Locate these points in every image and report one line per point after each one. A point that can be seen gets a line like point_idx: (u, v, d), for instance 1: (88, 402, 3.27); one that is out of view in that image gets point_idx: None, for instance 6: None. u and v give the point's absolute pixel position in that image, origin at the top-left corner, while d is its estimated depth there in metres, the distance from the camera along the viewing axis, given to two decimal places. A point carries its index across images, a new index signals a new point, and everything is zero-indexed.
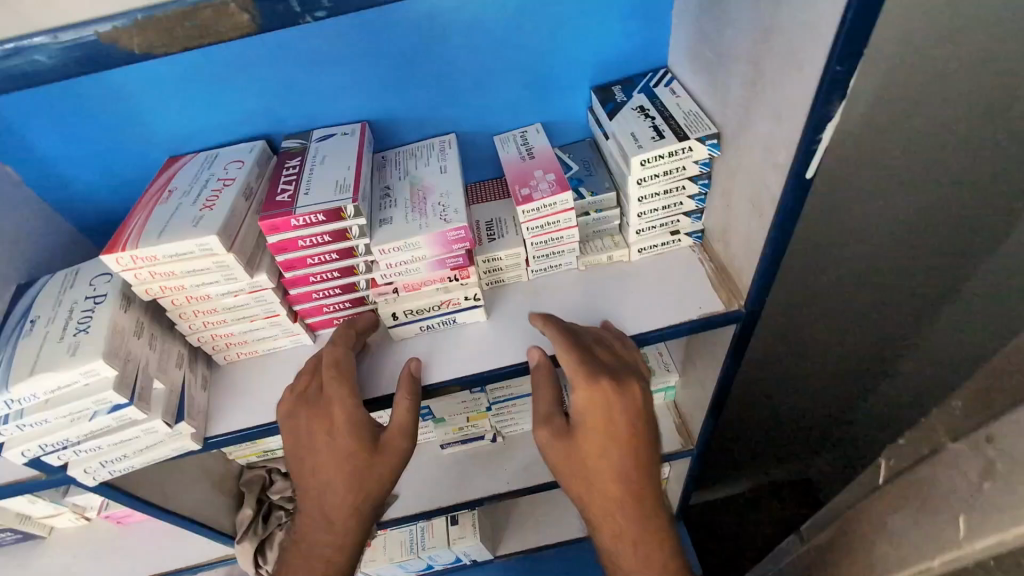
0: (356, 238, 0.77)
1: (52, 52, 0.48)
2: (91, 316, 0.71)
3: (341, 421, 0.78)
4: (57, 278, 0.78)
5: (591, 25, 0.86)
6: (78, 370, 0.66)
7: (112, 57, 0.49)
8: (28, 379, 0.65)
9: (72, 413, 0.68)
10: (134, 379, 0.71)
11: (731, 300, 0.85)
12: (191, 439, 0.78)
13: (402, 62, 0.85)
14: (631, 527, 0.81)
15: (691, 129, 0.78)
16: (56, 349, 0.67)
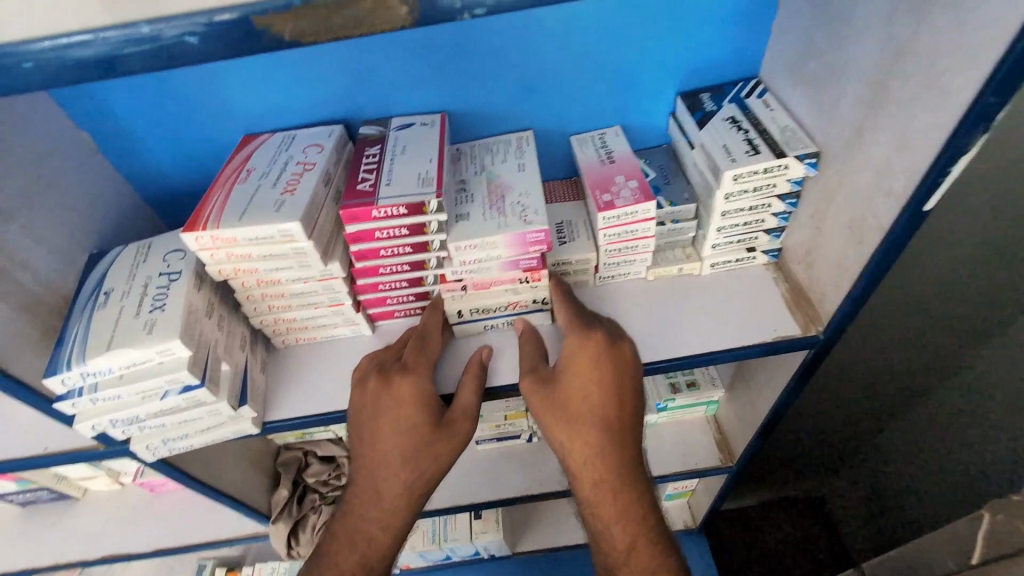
0: (433, 234, 0.74)
1: (193, 35, 0.38)
2: (166, 293, 0.70)
3: (413, 396, 0.78)
4: (129, 251, 0.77)
5: (688, 29, 0.83)
6: (155, 348, 0.65)
7: (259, 45, 0.39)
8: (105, 354, 0.64)
9: (144, 391, 0.67)
10: (205, 360, 0.70)
11: (809, 325, 0.82)
12: (251, 423, 0.78)
13: (490, 55, 0.82)
14: (615, 498, 0.78)
15: (789, 146, 0.75)
16: (133, 325, 0.66)
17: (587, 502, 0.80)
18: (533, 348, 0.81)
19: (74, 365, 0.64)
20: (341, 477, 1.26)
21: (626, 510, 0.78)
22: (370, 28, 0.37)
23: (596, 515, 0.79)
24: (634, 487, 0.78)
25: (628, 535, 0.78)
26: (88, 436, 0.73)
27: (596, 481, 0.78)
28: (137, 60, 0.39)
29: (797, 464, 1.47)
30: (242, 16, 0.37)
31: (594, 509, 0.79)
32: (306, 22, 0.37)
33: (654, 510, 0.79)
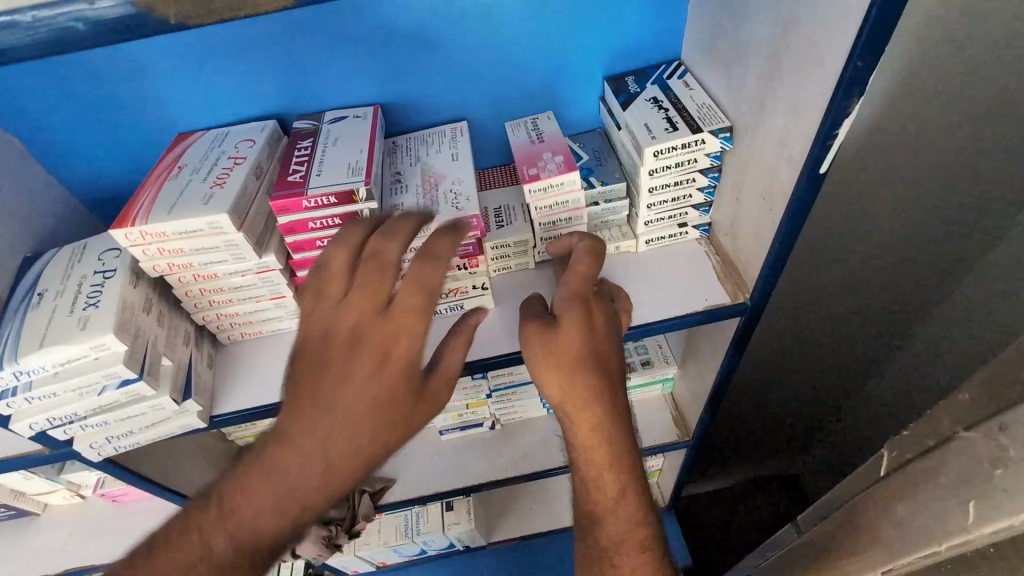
0: (367, 222, 0.76)
1: (90, 20, 0.40)
2: (101, 290, 0.70)
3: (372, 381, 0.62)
4: (65, 252, 0.78)
5: (608, 15, 0.86)
6: (89, 344, 0.65)
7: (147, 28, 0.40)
8: (38, 351, 0.65)
9: (81, 387, 0.68)
10: (144, 355, 0.71)
11: (737, 293, 0.86)
12: (197, 417, 0.78)
13: (418, 46, 0.84)
14: (607, 472, 0.79)
15: (705, 122, 0.79)
16: (66, 322, 0.67)
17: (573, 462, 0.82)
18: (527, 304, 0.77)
19: (7, 364, 0.65)
20: None
21: (625, 463, 0.78)
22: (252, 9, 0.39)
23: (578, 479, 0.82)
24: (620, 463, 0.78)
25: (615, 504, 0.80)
26: (27, 437, 0.73)
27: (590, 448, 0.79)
28: (27, 50, 0.43)
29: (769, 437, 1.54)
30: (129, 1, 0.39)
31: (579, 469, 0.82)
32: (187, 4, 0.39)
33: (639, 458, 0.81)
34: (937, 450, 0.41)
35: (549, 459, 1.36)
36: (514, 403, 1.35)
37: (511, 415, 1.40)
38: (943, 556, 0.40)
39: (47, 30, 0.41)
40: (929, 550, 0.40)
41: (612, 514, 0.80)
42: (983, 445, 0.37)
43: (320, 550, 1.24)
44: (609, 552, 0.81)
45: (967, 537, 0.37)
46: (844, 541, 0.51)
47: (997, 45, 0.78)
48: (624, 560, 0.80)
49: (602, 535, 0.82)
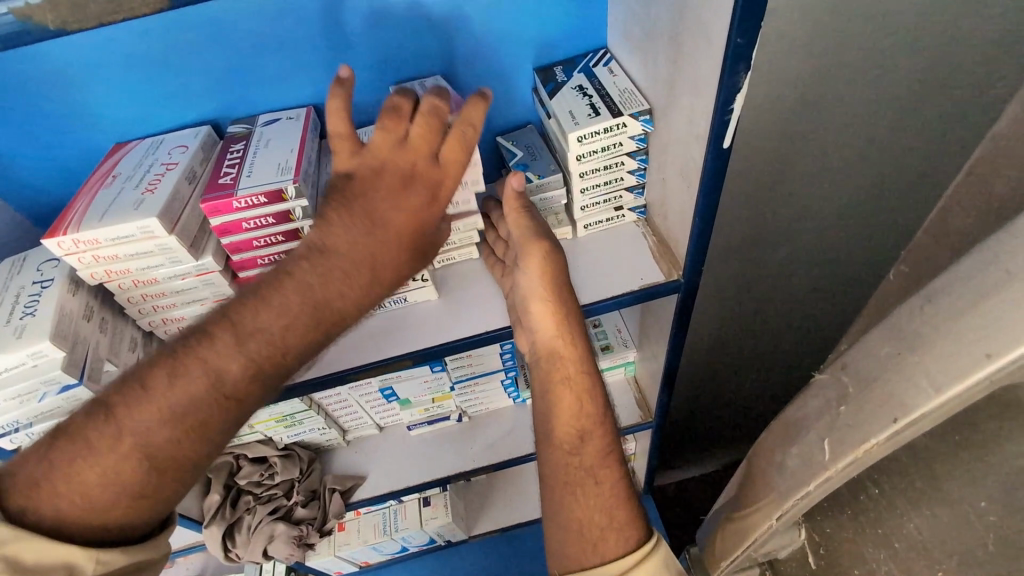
0: (299, 219, 0.78)
1: None
2: (38, 299, 0.72)
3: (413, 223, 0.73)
4: (4, 265, 0.79)
5: (530, 9, 0.88)
6: (25, 352, 0.67)
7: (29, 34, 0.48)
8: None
9: (21, 395, 0.69)
10: (83, 360, 0.72)
11: (672, 270, 0.89)
12: None
13: (346, 43, 0.86)
14: (588, 381, 0.86)
15: (625, 105, 0.81)
16: (2, 332, 0.68)
17: (548, 389, 0.86)
18: (525, 218, 0.83)
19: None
20: (273, 476, 1.28)
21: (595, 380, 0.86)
22: (131, 11, 0.49)
23: (558, 404, 0.85)
24: (595, 375, 0.86)
25: (597, 417, 0.85)
26: None
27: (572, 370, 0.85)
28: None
29: (741, 423, 1.62)
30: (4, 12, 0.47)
31: (556, 395, 0.85)
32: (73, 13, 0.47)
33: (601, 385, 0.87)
34: (805, 396, 0.44)
35: (516, 448, 1.39)
36: (479, 394, 1.37)
37: (478, 406, 1.42)
38: (812, 494, 0.42)
39: None
40: (802, 490, 0.43)
41: (596, 429, 0.84)
42: (831, 385, 0.41)
43: (292, 549, 1.27)
44: (591, 472, 0.81)
45: (827, 474, 0.40)
46: (748, 491, 0.53)
47: (891, 18, 0.84)
48: (603, 474, 0.81)
49: (586, 459, 0.82)
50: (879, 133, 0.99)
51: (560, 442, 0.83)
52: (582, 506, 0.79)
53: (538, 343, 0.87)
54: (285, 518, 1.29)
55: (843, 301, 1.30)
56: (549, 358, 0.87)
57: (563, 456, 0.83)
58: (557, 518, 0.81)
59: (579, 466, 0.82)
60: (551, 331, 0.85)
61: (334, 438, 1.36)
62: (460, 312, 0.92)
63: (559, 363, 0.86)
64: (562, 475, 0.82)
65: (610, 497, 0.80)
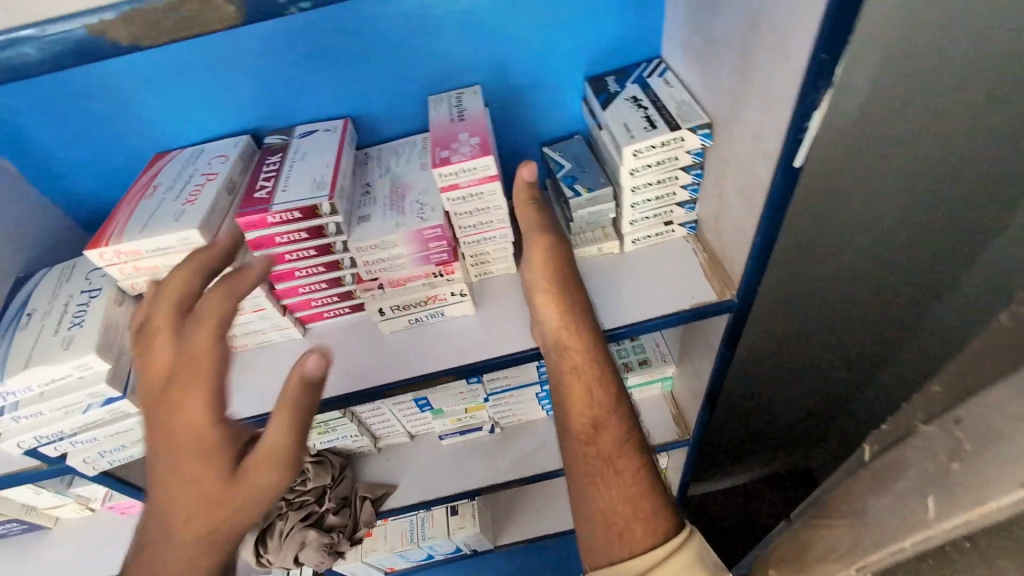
0: (333, 235, 0.76)
1: (42, 46, 0.50)
2: (86, 309, 0.72)
3: (270, 482, 0.56)
4: (54, 273, 0.79)
5: (585, 17, 0.85)
6: (72, 364, 0.67)
7: (101, 49, 0.50)
8: (21, 373, 0.66)
9: (67, 406, 0.69)
10: (126, 371, 0.72)
11: (724, 290, 0.86)
12: None
13: (396, 52, 0.84)
14: (599, 369, 0.77)
15: (684, 119, 0.78)
16: (51, 342, 0.68)
17: (558, 381, 0.77)
18: (533, 209, 0.78)
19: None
20: (305, 482, 1.27)
21: (600, 363, 0.77)
22: (202, 27, 0.48)
23: (568, 395, 0.76)
24: (607, 363, 0.77)
25: (612, 405, 0.75)
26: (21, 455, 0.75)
27: (578, 357, 0.76)
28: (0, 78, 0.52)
29: (779, 441, 1.58)
30: (77, 29, 0.49)
31: (567, 386, 0.76)
32: (138, 27, 0.49)
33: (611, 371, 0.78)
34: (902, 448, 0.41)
35: (548, 462, 1.36)
36: (513, 406, 1.35)
37: (511, 418, 1.40)
38: (908, 554, 0.39)
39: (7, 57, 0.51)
40: (896, 549, 0.39)
41: (611, 416, 0.75)
42: (939, 440, 0.37)
43: (322, 558, 1.25)
44: (608, 461, 0.72)
45: (928, 534, 0.37)
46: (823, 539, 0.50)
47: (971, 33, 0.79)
48: (622, 461, 0.72)
49: (603, 445, 0.73)
50: (951, 156, 0.93)
51: (574, 430, 0.74)
52: (605, 495, 0.69)
53: (544, 335, 0.79)
54: (317, 525, 1.27)
55: (900, 328, 1.23)
56: (556, 348, 0.78)
57: (580, 448, 0.73)
58: (581, 511, 0.71)
59: (596, 456, 0.72)
60: (557, 322, 0.77)
61: (365, 444, 1.36)
62: (499, 328, 0.88)
63: (568, 354, 0.76)
64: (578, 466, 0.72)
65: (635, 482, 0.70)
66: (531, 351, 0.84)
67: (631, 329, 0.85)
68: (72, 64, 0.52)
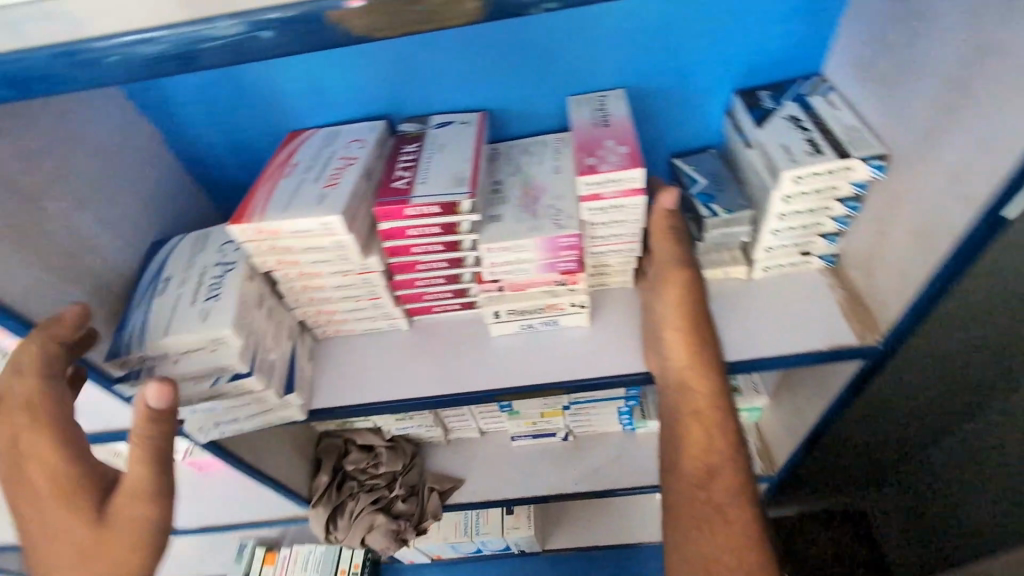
0: (464, 233, 0.74)
1: (272, 29, 0.39)
2: (220, 283, 0.73)
3: (152, 535, 0.59)
4: (188, 241, 0.81)
5: (748, 26, 0.80)
6: (207, 337, 0.68)
7: (331, 40, 0.40)
8: (161, 340, 0.68)
9: (196, 376, 0.71)
10: (253, 348, 0.72)
11: (866, 334, 0.78)
12: (297, 411, 0.80)
13: (543, 49, 0.81)
14: (722, 416, 0.71)
15: (854, 146, 0.72)
16: (189, 313, 0.70)
17: (675, 421, 0.73)
18: (672, 239, 0.76)
19: (136, 350, 0.69)
20: (377, 466, 1.30)
21: (723, 405, 0.72)
22: (441, 23, 0.39)
23: (684, 435, 0.71)
24: (734, 412, 0.72)
25: (733, 456, 0.69)
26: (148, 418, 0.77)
27: (700, 396, 0.72)
28: (213, 55, 0.41)
29: None
30: (314, 14, 0.38)
31: (683, 429, 0.72)
32: (377, 17, 0.38)
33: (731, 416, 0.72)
34: None
35: (621, 478, 1.32)
36: (591, 416, 1.31)
37: (586, 427, 1.36)
38: None
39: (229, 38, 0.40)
40: None
41: (728, 466, 0.69)
42: None
43: (388, 543, 1.26)
44: (719, 511, 0.66)
45: None
46: None
47: None
48: (735, 513, 0.66)
49: (716, 493, 0.67)
50: None
51: (686, 471, 0.69)
52: (711, 545, 0.64)
53: (667, 373, 0.75)
54: (385, 510, 1.28)
55: None
56: (678, 390, 0.74)
57: (687, 493, 0.68)
58: (678, 552, 0.65)
59: (706, 503, 0.67)
60: (683, 359, 0.74)
61: (437, 435, 1.35)
62: (616, 345, 0.83)
63: (690, 395, 0.73)
64: (682, 511, 0.68)
65: (747, 538, 0.64)
66: (645, 375, 0.79)
67: (759, 363, 0.79)
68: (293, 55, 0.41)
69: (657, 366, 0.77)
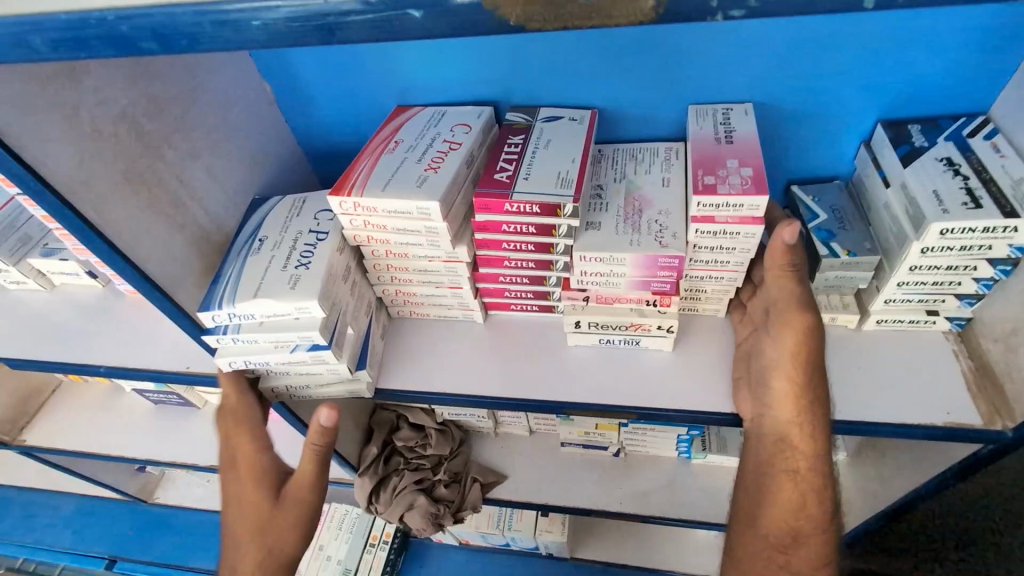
0: (560, 237, 0.70)
1: (426, 8, 0.37)
2: (313, 251, 0.73)
3: (309, 505, 0.76)
4: (286, 203, 0.82)
5: (908, 52, 0.71)
6: (295, 304, 0.68)
7: (483, 25, 0.38)
8: (251, 300, 0.69)
9: (278, 341, 0.71)
10: (335, 320, 0.72)
11: (993, 416, 0.69)
12: (365, 387, 0.80)
13: (671, 52, 0.76)
14: (820, 484, 0.69)
15: (1022, 204, 0.62)
16: (279, 277, 0.70)
17: (766, 475, 0.72)
18: (792, 279, 0.68)
19: (225, 306, 0.70)
20: (426, 447, 1.30)
21: (822, 472, 0.69)
22: (604, 19, 0.35)
23: (774, 494, 0.70)
24: (833, 478, 0.70)
25: (821, 525, 0.69)
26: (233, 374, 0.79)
27: (800, 457, 0.70)
28: (357, 29, 0.39)
29: None
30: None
31: (774, 484, 0.71)
32: (538, 6, 0.35)
33: (832, 484, 0.70)
34: None
35: (669, 506, 1.26)
36: (647, 437, 1.25)
37: (639, 447, 1.30)
38: None
39: (382, 13, 0.38)
40: None
41: (815, 535, 0.68)
42: None
43: (425, 525, 1.26)
44: None
45: None
46: None
47: None
48: None
49: (795, 558, 0.67)
50: None
51: (768, 529, 0.69)
52: None
53: (766, 423, 0.71)
54: (426, 492, 1.29)
55: None
56: (775, 443, 0.71)
57: (766, 552, 0.68)
58: None
59: (782, 567, 0.67)
60: (789, 414, 0.70)
61: (487, 426, 1.34)
62: (699, 376, 0.78)
63: (789, 454, 0.70)
64: (757, 565, 0.68)
65: None
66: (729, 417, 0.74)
67: (857, 428, 0.71)
68: (442, 36, 0.39)
69: (753, 410, 0.72)
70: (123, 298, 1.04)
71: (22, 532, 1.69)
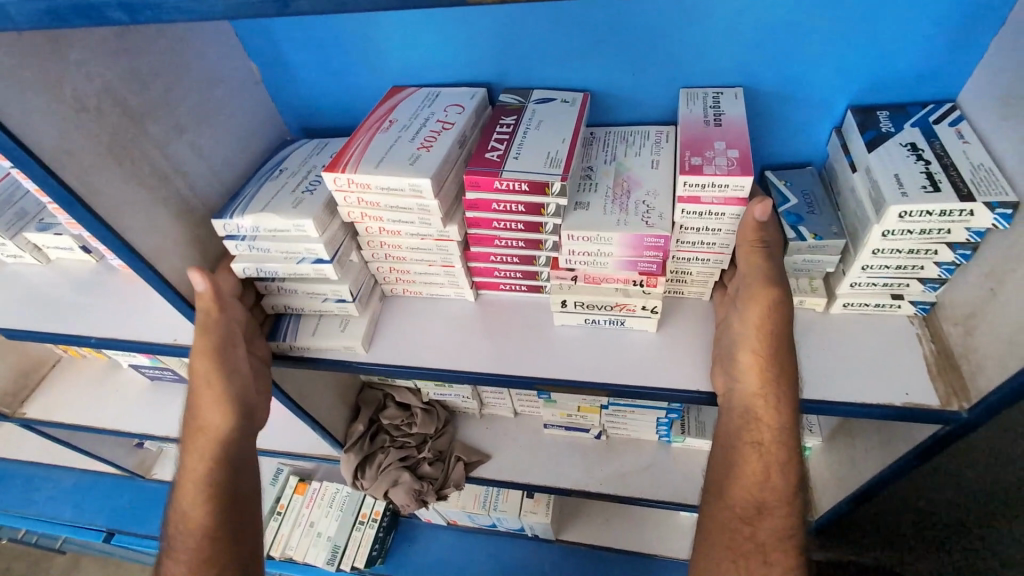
0: (549, 216, 0.73)
1: None
2: (321, 182, 0.80)
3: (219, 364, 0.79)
4: (307, 147, 0.91)
5: (878, 40, 0.74)
6: (294, 220, 0.74)
7: None
8: (258, 214, 0.76)
9: (286, 252, 0.77)
10: (339, 246, 0.79)
11: (950, 397, 0.72)
12: (360, 339, 0.85)
13: (650, 37, 0.78)
14: (787, 457, 0.71)
15: (979, 189, 0.66)
16: (286, 199, 0.77)
17: (732, 449, 0.73)
18: (761, 254, 0.70)
19: (235, 217, 0.77)
20: (412, 425, 1.34)
21: (787, 442, 0.71)
22: None
23: (740, 469, 0.72)
24: (797, 452, 0.72)
25: (786, 495, 0.70)
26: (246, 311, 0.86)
27: (763, 429, 0.72)
28: None
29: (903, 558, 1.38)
30: None
31: (740, 458, 0.73)
32: None
33: (799, 455, 0.72)
34: None
35: (649, 487, 1.30)
36: (628, 420, 1.28)
37: (620, 429, 1.33)
38: None
39: None
40: None
41: (781, 508, 0.70)
42: None
43: (409, 501, 1.29)
44: (761, 549, 0.68)
45: None
46: None
47: None
48: (777, 556, 0.68)
49: (760, 530, 0.69)
50: None
51: (734, 501, 0.71)
52: None
53: (734, 397, 0.74)
54: (411, 470, 1.33)
55: None
56: (742, 416, 0.73)
57: (733, 524, 0.70)
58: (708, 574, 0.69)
59: (748, 539, 0.69)
60: (755, 388, 0.72)
61: (472, 407, 1.37)
62: (679, 357, 0.80)
63: (754, 427, 0.72)
64: (725, 539, 0.70)
65: None
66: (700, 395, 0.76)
67: (820, 407, 0.74)
68: None
69: (725, 384, 0.75)
70: (116, 273, 1.05)
71: (17, 505, 1.69)
